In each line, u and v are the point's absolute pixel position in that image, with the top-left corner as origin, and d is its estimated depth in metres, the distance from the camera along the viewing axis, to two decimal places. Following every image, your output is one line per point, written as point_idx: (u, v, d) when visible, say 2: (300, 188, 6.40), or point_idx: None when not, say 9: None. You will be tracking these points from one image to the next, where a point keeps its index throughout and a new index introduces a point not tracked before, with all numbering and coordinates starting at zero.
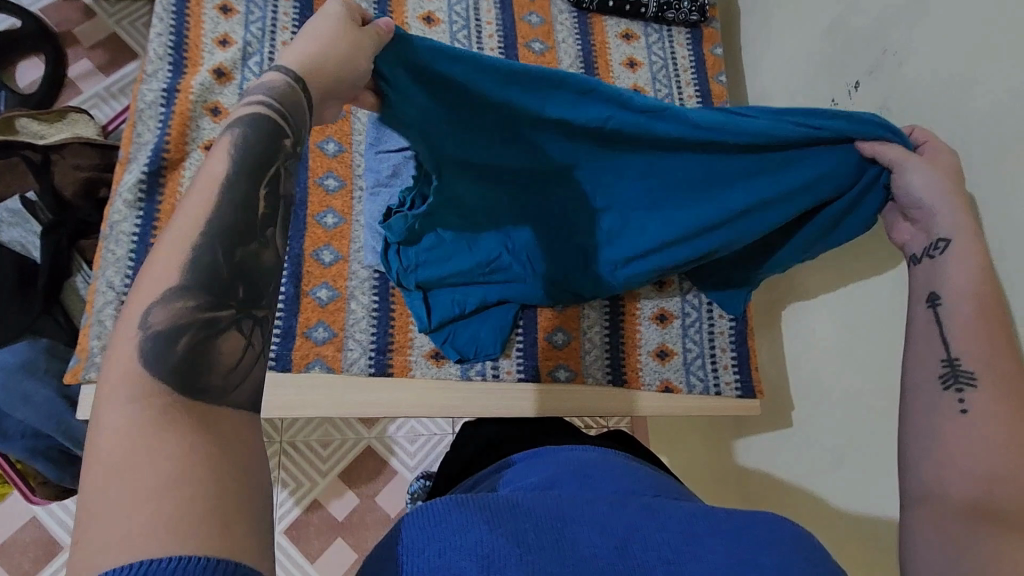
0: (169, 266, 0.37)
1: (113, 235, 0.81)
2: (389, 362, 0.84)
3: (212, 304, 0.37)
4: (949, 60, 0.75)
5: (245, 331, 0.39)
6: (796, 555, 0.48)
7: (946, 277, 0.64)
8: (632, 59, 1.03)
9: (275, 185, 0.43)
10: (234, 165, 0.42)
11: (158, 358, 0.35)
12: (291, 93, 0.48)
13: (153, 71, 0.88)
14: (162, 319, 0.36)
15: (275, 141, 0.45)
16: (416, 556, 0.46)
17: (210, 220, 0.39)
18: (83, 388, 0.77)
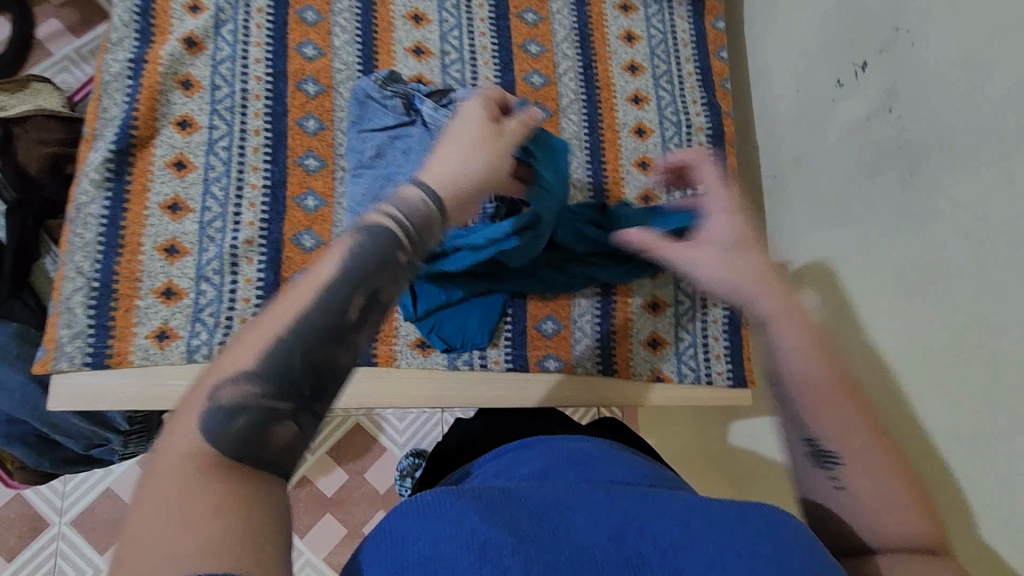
0: (253, 347, 0.40)
1: (80, 217, 0.77)
2: (374, 352, 0.81)
3: (279, 394, 0.40)
4: (965, 43, 0.71)
5: (301, 422, 0.41)
6: (797, 546, 0.46)
7: (774, 353, 0.56)
8: (630, 32, 0.98)
9: (377, 293, 0.44)
10: (343, 272, 0.43)
11: (216, 429, 0.38)
12: (426, 208, 0.49)
13: (119, 39, 0.82)
14: (228, 395, 0.38)
15: (391, 255, 0.46)
16: (406, 546, 0.43)
17: (299, 317, 0.41)
18: (53, 377, 0.74)
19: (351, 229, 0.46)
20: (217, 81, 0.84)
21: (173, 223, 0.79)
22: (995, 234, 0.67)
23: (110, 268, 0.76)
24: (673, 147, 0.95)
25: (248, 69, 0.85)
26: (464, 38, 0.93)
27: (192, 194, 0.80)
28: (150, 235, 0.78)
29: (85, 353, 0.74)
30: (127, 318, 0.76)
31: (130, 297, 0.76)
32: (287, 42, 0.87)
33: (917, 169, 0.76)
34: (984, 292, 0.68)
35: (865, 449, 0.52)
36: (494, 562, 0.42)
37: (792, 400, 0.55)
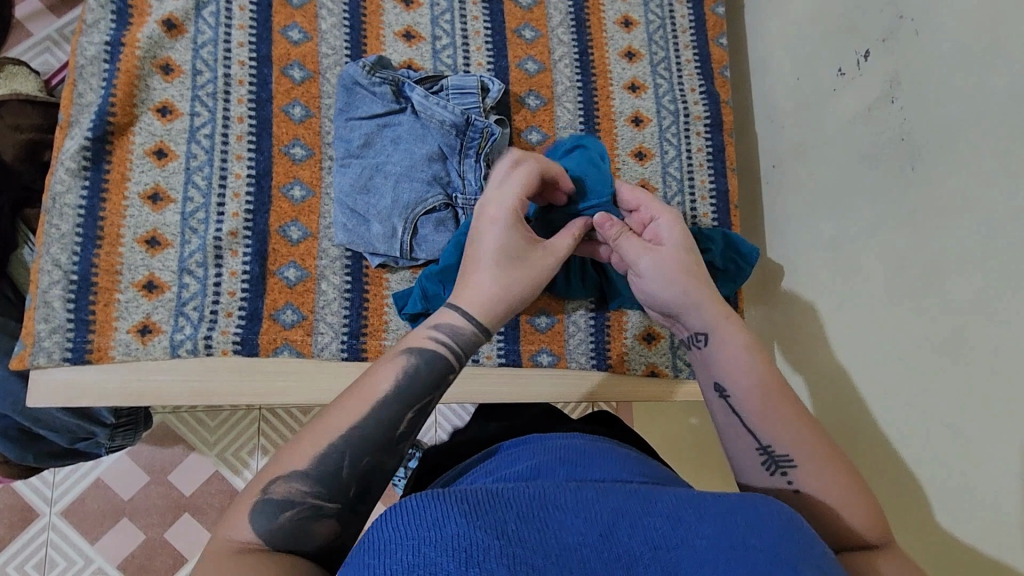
0: (307, 451, 0.50)
1: (56, 208, 0.74)
2: (363, 347, 0.79)
3: (328, 496, 0.49)
4: (972, 31, 0.69)
5: (342, 519, 0.49)
6: (789, 540, 0.44)
7: (726, 368, 0.63)
8: (628, 18, 0.95)
9: (421, 412, 0.54)
10: (394, 389, 0.54)
11: (266, 521, 0.47)
12: (469, 329, 0.59)
13: (94, 20, 0.79)
14: (281, 491, 0.48)
15: (440, 375, 0.57)
16: (388, 556, 0.41)
17: (350, 429, 0.51)
18: (32, 373, 0.72)
19: (406, 348, 0.57)
20: (199, 66, 0.80)
21: (154, 214, 0.77)
22: (999, 230, 0.65)
23: (88, 260, 0.74)
24: (670, 137, 0.93)
25: (230, 53, 0.81)
26: (456, 22, 0.89)
27: (174, 184, 0.78)
28: (130, 227, 0.76)
29: (64, 348, 0.72)
30: (107, 312, 0.74)
31: (110, 290, 0.74)
32: (271, 25, 0.83)
33: (919, 161, 0.75)
34: (983, 289, 0.66)
35: (807, 446, 0.57)
36: (479, 566, 0.40)
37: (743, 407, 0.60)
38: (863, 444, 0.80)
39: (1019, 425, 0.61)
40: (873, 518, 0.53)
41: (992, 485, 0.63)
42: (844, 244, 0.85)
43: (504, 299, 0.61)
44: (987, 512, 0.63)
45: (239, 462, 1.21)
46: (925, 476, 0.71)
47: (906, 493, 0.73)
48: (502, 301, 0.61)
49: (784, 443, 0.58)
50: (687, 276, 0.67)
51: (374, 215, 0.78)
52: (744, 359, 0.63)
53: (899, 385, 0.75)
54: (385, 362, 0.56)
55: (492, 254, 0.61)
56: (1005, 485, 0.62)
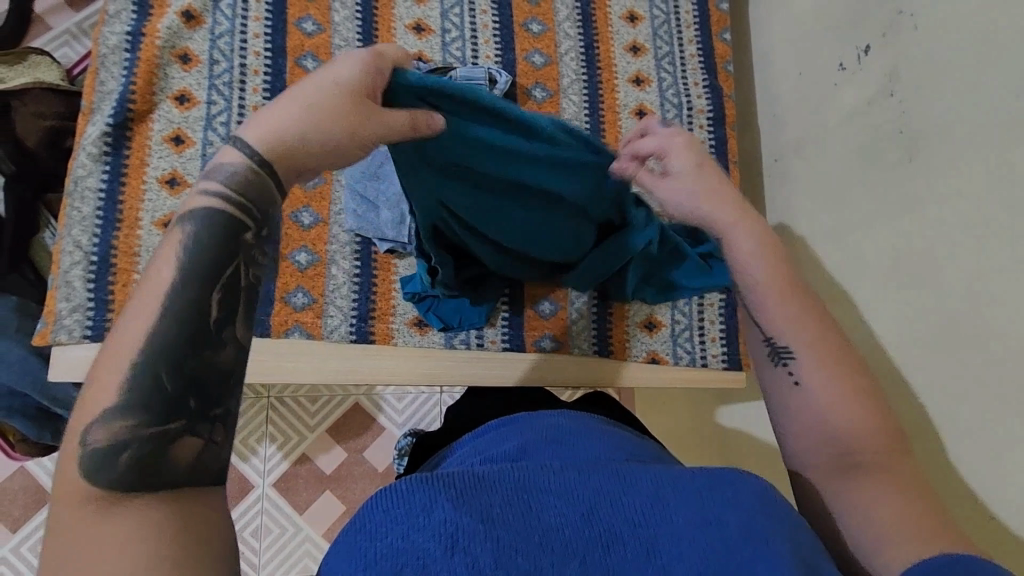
0: (108, 382, 0.38)
1: (78, 191, 0.77)
2: (371, 330, 0.82)
3: (159, 415, 0.38)
4: (968, 28, 0.71)
5: (204, 433, 0.39)
6: (763, 513, 0.46)
7: (736, 262, 0.61)
8: (633, 12, 0.97)
9: (235, 282, 0.42)
10: (181, 271, 0.40)
11: (101, 476, 0.36)
12: (254, 172, 0.45)
13: (116, 11, 0.82)
14: (101, 436, 0.37)
15: (232, 236, 0.43)
16: (377, 539, 0.43)
17: (149, 337, 0.38)
18: (53, 350, 0.75)
19: (178, 219, 0.42)
20: (216, 56, 0.83)
21: (171, 198, 0.79)
22: (991, 219, 0.67)
23: (108, 242, 0.77)
24: None
25: (247, 44, 0.84)
26: (465, 15, 0.92)
27: (190, 169, 0.80)
28: (148, 211, 0.78)
29: (84, 327, 0.75)
30: (125, 292, 0.76)
31: (128, 272, 0.77)
32: (286, 17, 0.86)
33: (917, 154, 0.76)
34: (978, 277, 0.68)
35: (824, 350, 0.56)
36: (464, 551, 0.42)
37: (759, 292, 0.59)
38: None
39: None
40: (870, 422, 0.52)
41: None
42: (843, 235, 0.87)
43: (303, 140, 0.46)
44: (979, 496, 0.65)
45: (247, 449, 1.27)
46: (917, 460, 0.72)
47: None
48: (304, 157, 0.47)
49: (790, 335, 0.57)
50: (709, 199, 0.62)
51: (382, 202, 0.81)
52: (765, 255, 0.60)
53: (897, 374, 0.77)
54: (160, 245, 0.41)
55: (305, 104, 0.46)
56: None
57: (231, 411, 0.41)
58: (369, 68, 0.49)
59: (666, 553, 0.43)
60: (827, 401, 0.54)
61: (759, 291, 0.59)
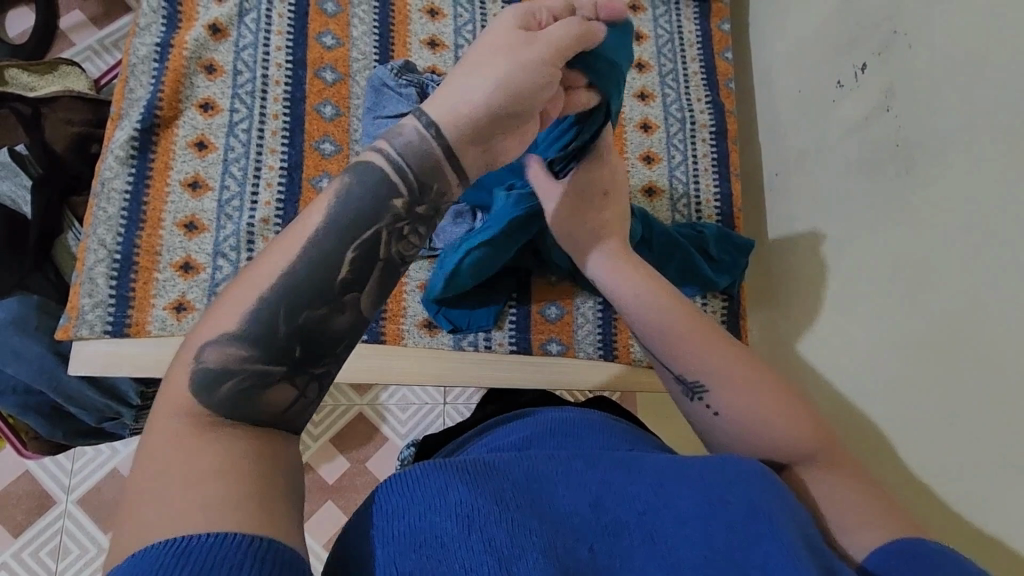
0: (233, 308, 0.41)
1: (104, 192, 0.80)
2: (382, 330, 0.84)
3: (270, 358, 0.41)
4: (958, 47, 0.74)
5: (300, 385, 0.43)
6: (767, 498, 0.48)
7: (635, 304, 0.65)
8: (639, 32, 1.01)
9: (368, 251, 0.44)
10: (323, 223, 0.43)
11: (206, 391, 0.40)
12: (429, 149, 0.47)
13: (147, 24, 0.86)
14: (214, 358, 0.40)
15: (384, 202, 0.45)
16: (395, 519, 0.44)
17: (282, 277, 0.42)
18: (75, 343, 0.77)
19: (346, 173, 0.45)
20: (240, 67, 0.87)
21: (193, 200, 0.82)
22: (983, 226, 0.69)
23: (131, 241, 0.80)
24: (677, 143, 0.98)
25: (270, 56, 0.88)
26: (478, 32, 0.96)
27: (212, 173, 0.84)
28: (170, 211, 0.81)
29: (105, 322, 0.77)
30: (145, 289, 0.79)
31: (149, 269, 0.79)
32: (307, 32, 0.90)
33: (912, 166, 0.79)
34: (973, 282, 0.70)
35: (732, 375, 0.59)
36: (480, 531, 0.43)
37: (659, 337, 0.63)
38: (860, 438, 0.82)
39: (1005, 411, 0.64)
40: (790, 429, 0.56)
41: (979, 472, 0.66)
42: (842, 245, 0.89)
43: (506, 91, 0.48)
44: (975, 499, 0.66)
45: None
46: (916, 464, 0.73)
47: (900, 483, 0.75)
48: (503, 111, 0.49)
49: (695, 370, 0.61)
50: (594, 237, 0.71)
51: None
52: (654, 292, 0.65)
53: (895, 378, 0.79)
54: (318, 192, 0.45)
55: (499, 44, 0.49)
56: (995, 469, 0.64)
57: (329, 372, 0.45)
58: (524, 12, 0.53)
59: (667, 539, 0.45)
60: (746, 422, 0.57)
61: (665, 338, 0.63)
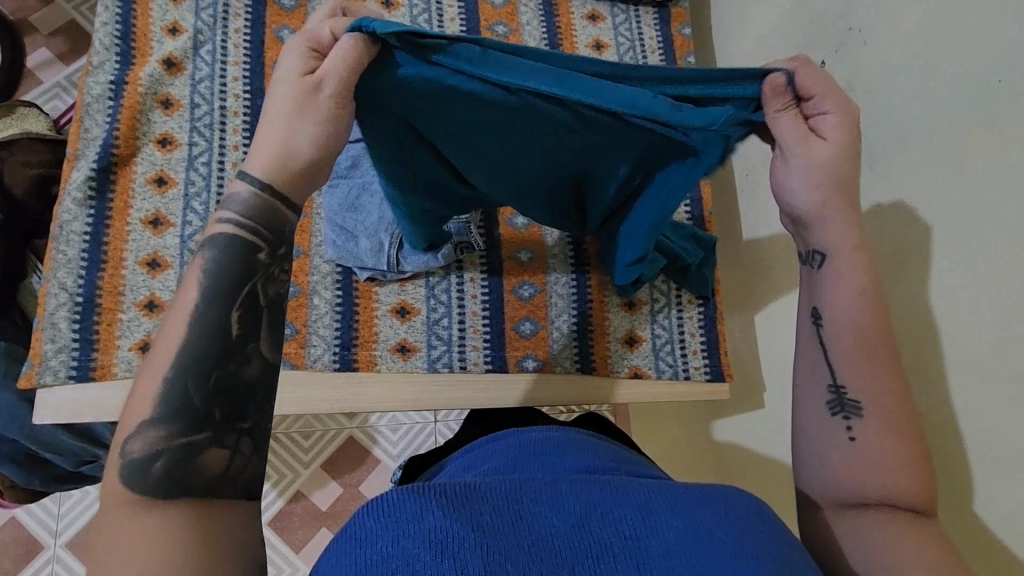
0: (142, 400, 0.43)
1: (63, 235, 0.79)
2: (354, 357, 0.83)
3: (190, 428, 0.44)
4: (912, 41, 0.74)
5: (228, 443, 0.45)
6: (755, 530, 0.46)
7: (835, 299, 0.59)
8: (599, 41, 1.01)
9: (252, 303, 0.47)
10: (202, 295, 0.46)
11: (138, 479, 0.42)
12: (258, 197, 0.49)
13: (100, 62, 0.85)
14: (138, 447, 0.43)
15: (250, 259, 0.48)
16: (369, 546, 0.43)
17: (178, 355, 0.44)
18: (39, 392, 0.76)
19: (201, 250, 0.48)
20: (196, 100, 0.86)
21: (155, 237, 0.81)
22: (952, 220, 0.69)
23: (93, 282, 0.78)
24: None
25: (227, 88, 0.87)
26: None
27: (173, 210, 0.82)
28: (132, 250, 0.80)
29: (69, 367, 0.76)
30: (110, 331, 0.78)
31: (113, 311, 0.78)
32: (264, 60, 0.89)
33: (877, 162, 0.79)
34: (947, 277, 0.69)
35: (888, 423, 0.56)
36: (453, 558, 0.42)
37: (843, 349, 0.58)
38: None
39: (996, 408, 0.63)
40: (916, 502, 0.53)
41: None
42: None
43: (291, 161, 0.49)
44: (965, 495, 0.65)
45: None
46: None
47: None
48: (295, 152, 0.49)
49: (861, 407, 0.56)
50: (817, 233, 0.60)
51: (361, 231, 0.82)
52: (867, 308, 0.58)
53: None
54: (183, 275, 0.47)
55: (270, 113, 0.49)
56: None
57: (258, 425, 0.47)
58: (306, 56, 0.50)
59: (655, 567, 0.43)
60: (880, 468, 0.54)
61: (853, 348, 0.58)
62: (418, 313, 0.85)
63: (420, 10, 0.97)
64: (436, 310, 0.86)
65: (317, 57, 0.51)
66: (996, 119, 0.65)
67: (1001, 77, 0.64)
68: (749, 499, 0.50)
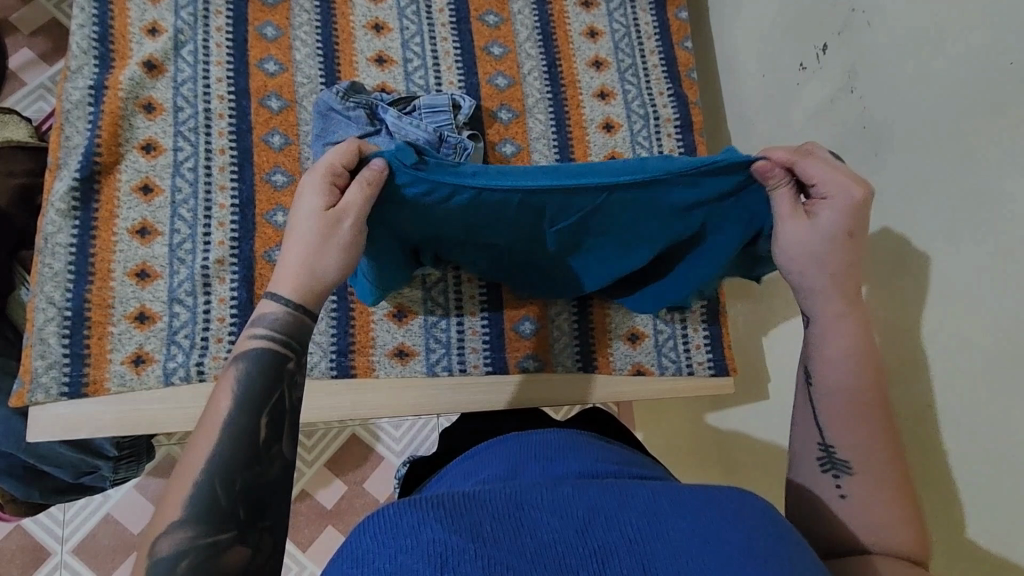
0: (174, 502, 0.48)
1: (48, 247, 0.77)
2: (352, 363, 0.82)
3: (216, 527, 0.47)
4: (917, 22, 0.71)
5: (250, 541, 0.48)
6: (768, 536, 0.44)
7: (823, 355, 0.59)
8: (593, 28, 0.98)
9: (276, 412, 0.54)
10: (234, 405, 0.52)
11: (167, 574, 0.46)
12: (290, 313, 0.57)
13: (78, 67, 0.82)
14: (167, 547, 0.46)
15: (278, 367, 0.56)
16: (368, 564, 0.41)
17: (209, 459, 0.49)
18: (30, 410, 0.74)
19: (234, 360, 0.55)
20: (180, 103, 0.84)
21: (143, 247, 0.79)
22: (960, 209, 0.66)
23: (81, 295, 0.76)
24: (642, 140, 0.95)
25: (210, 89, 0.84)
26: (426, 44, 0.93)
27: (160, 218, 0.80)
28: (120, 261, 0.78)
29: (61, 383, 0.74)
30: (101, 345, 0.76)
31: (103, 324, 0.76)
32: (248, 59, 0.86)
33: (882, 149, 0.76)
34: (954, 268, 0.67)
35: None
36: (454, 570, 0.40)
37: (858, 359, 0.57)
38: None
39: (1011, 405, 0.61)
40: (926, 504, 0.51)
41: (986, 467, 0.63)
42: None
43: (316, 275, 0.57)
44: (969, 489, 0.64)
45: None
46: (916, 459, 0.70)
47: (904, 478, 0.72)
48: (319, 266, 0.57)
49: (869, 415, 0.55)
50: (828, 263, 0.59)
51: None
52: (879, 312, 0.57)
53: None
54: (218, 384, 0.54)
55: (300, 241, 0.56)
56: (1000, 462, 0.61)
57: (277, 522, 0.50)
58: (320, 187, 0.57)
59: (661, 569, 0.41)
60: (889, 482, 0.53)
61: (847, 400, 0.57)
62: (414, 317, 0.84)
63: (408, 2, 0.93)
64: (433, 313, 0.84)
65: (332, 187, 0.57)
66: (1005, 104, 0.62)
67: (1013, 59, 0.61)
68: (756, 499, 0.48)
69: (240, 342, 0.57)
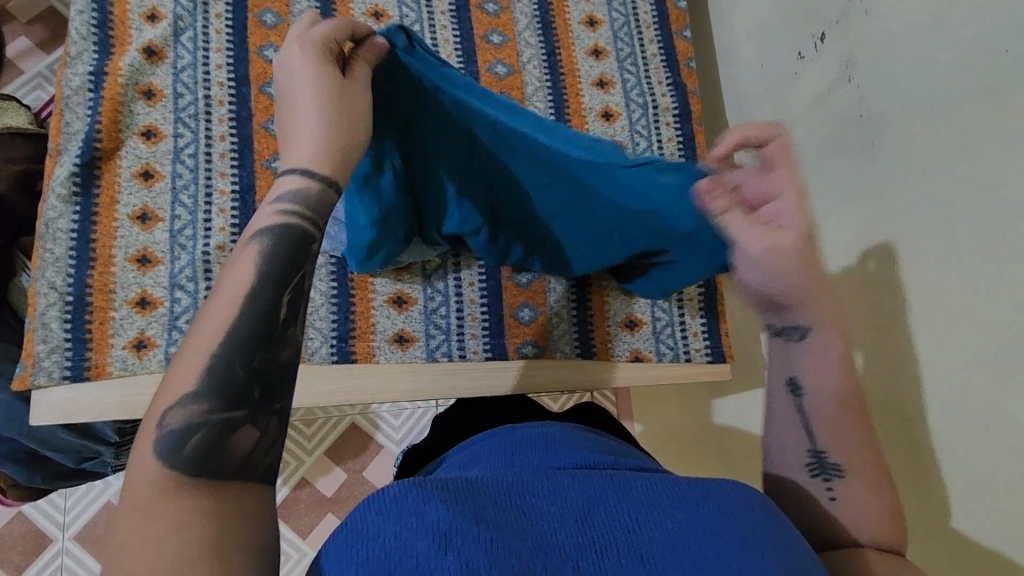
0: (184, 375, 0.39)
1: (49, 233, 0.77)
2: (352, 349, 0.82)
3: (230, 404, 0.39)
4: (914, 11, 0.71)
5: (261, 425, 0.41)
6: (760, 524, 0.45)
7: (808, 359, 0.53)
8: (592, 17, 0.98)
9: (299, 292, 0.44)
10: (257, 277, 0.43)
11: (171, 453, 0.37)
12: (316, 187, 0.47)
13: (77, 53, 0.82)
14: (178, 420, 0.38)
15: (304, 246, 0.46)
16: (370, 539, 0.41)
17: (226, 333, 0.40)
18: (33, 393, 0.74)
19: (252, 233, 0.45)
20: (180, 89, 0.84)
21: (143, 233, 0.80)
22: (956, 197, 0.67)
23: (83, 281, 0.77)
24: (640, 129, 0.95)
25: (210, 76, 0.85)
26: (426, 32, 0.93)
27: (161, 204, 0.81)
28: (121, 247, 0.79)
29: (63, 367, 0.75)
30: (103, 329, 0.77)
31: (104, 309, 0.77)
32: (247, 46, 0.87)
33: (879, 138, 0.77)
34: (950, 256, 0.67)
35: None
36: (456, 552, 0.40)
37: None
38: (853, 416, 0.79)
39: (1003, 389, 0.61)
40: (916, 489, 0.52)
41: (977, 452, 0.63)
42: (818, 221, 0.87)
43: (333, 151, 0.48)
44: (963, 474, 0.65)
45: None
46: (911, 444, 0.71)
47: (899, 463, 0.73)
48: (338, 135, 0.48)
49: None
50: None
51: None
52: None
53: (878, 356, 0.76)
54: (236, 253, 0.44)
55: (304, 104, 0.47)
56: (992, 447, 0.62)
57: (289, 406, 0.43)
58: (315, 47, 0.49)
59: (660, 560, 0.42)
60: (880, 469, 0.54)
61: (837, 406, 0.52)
62: (414, 303, 0.84)
63: None
64: (433, 300, 0.85)
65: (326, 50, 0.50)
66: (1000, 92, 0.63)
67: (1008, 47, 0.61)
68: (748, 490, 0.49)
69: (258, 212, 0.46)
